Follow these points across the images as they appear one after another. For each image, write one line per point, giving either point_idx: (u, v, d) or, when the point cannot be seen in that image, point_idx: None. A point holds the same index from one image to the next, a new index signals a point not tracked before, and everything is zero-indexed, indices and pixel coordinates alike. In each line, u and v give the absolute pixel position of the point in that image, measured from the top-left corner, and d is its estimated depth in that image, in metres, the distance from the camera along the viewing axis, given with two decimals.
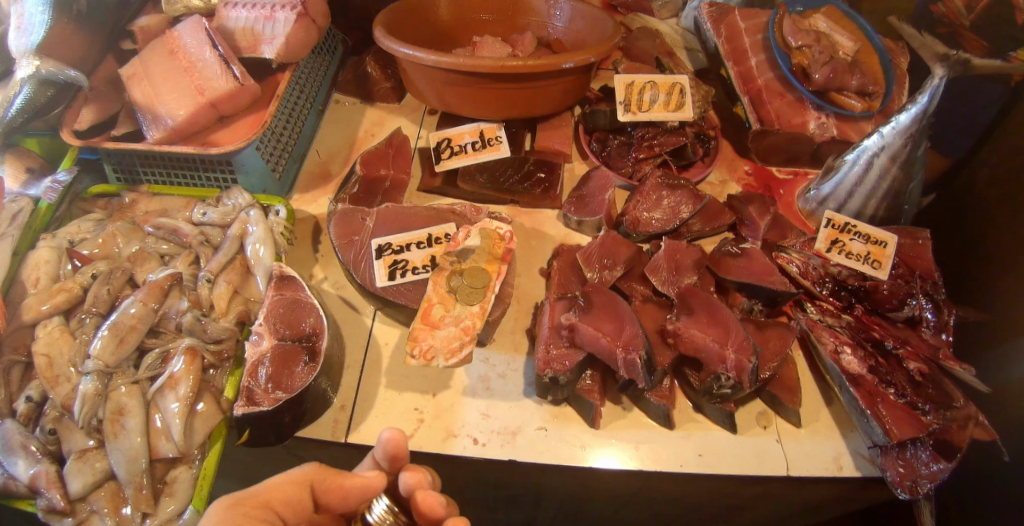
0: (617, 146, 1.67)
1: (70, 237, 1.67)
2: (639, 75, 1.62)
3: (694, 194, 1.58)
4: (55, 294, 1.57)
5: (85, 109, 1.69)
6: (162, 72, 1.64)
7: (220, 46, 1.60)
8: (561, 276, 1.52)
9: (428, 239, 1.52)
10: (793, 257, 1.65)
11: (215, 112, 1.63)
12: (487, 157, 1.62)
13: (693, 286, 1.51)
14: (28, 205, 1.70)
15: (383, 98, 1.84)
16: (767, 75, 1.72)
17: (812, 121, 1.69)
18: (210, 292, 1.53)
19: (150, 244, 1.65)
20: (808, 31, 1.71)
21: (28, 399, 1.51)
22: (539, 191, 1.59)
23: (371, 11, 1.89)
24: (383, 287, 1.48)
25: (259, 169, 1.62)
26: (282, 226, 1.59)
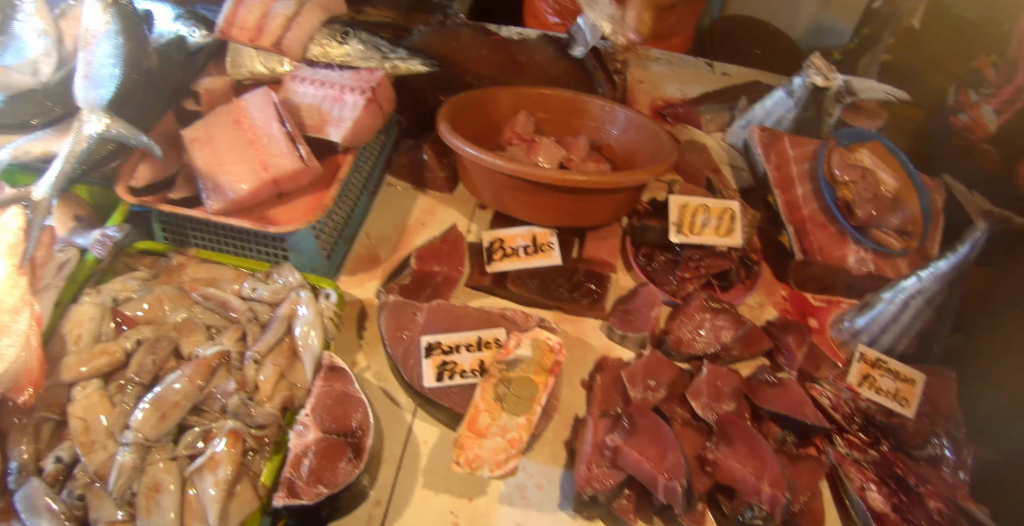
0: (663, 262, 1.71)
1: (115, 294, 1.64)
2: (693, 197, 1.66)
3: (736, 318, 1.63)
4: (97, 356, 1.53)
5: (142, 166, 1.63)
6: (226, 142, 1.57)
7: (288, 123, 1.55)
8: (604, 393, 1.55)
9: (478, 343, 1.53)
10: (826, 389, 1.71)
11: (275, 189, 1.57)
12: (539, 264, 1.62)
13: (731, 415, 1.56)
14: (76, 256, 1.67)
15: (435, 185, 1.85)
16: (813, 205, 1.77)
17: (851, 255, 1.74)
18: (256, 375, 1.51)
19: (197, 314, 1.63)
20: (855, 166, 1.78)
21: (58, 459, 1.49)
22: (586, 302, 1.60)
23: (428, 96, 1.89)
24: (430, 388, 1.49)
25: (310, 250, 1.61)
26: (332, 311, 1.58)
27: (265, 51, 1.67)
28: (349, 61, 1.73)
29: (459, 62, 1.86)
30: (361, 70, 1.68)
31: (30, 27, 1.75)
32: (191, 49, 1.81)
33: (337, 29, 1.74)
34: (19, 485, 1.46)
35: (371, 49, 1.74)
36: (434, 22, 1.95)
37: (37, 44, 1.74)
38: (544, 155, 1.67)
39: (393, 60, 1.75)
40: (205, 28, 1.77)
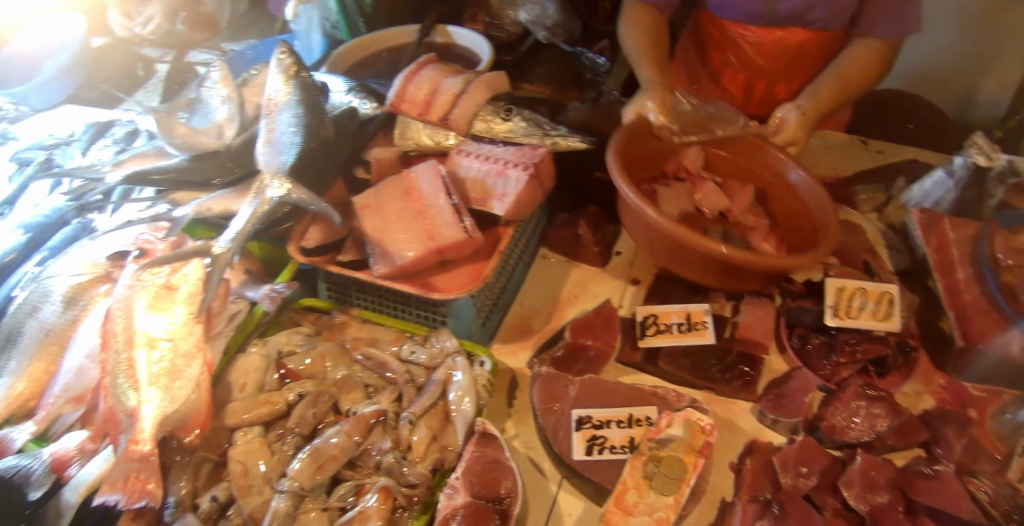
0: (817, 346, 1.66)
1: (280, 347, 1.74)
2: (850, 280, 1.63)
3: (892, 407, 1.56)
4: (261, 405, 1.64)
5: (312, 228, 1.71)
6: (394, 210, 1.66)
7: (455, 196, 1.63)
8: (754, 478, 1.52)
9: (629, 419, 1.53)
10: (985, 484, 1.58)
11: (439, 257, 1.62)
12: (691, 341, 1.59)
13: (885, 507, 1.48)
14: (246, 307, 1.79)
15: (589, 260, 1.86)
16: (974, 291, 1.69)
17: (1018, 344, 1.60)
18: (410, 435, 1.57)
19: (356, 372, 1.70)
20: (1021, 250, 1.68)
21: (214, 499, 1.55)
22: (739, 384, 1.57)
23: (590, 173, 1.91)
24: (579, 461, 1.51)
25: (469, 318, 1.66)
26: (485, 378, 1.61)
27: (433, 124, 1.78)
28: (513, 138, 1.77)
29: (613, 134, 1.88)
30: (524, 148, 1.73)
31: (217, 94, 1.95)
32: (362, 120, 1.88)
33: (500, 106, 1.81)
34: (174, 519, 1.53)
35: (533, 127, 1.78)
36: (588, 99, 2.03)
37: (222, 109, 1.93)
38: (709, 201, 1.77)
39: (555, 137, 1.76)
40: (375, 99, 1.87)
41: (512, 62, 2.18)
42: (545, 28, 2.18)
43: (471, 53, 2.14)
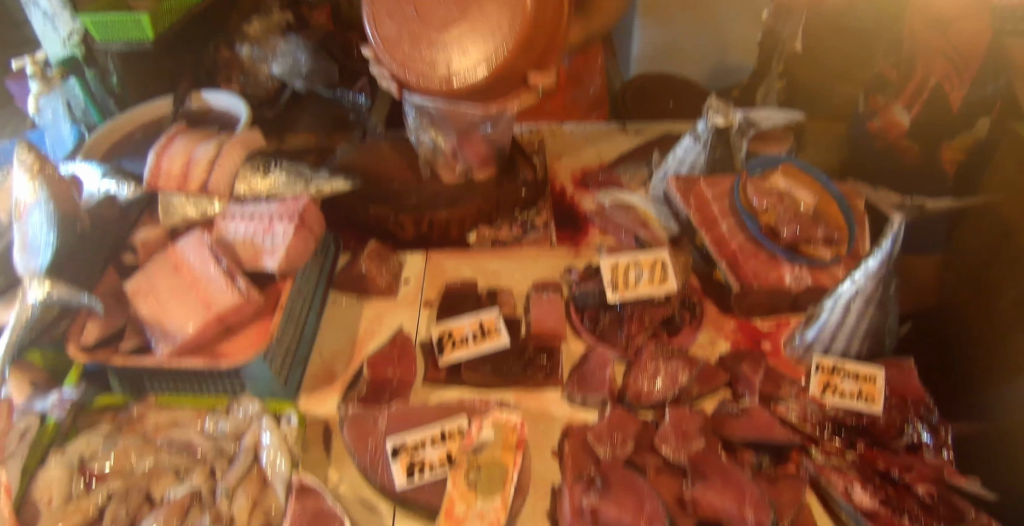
0: (609, 322, 1.73)
1: (80, 453, 1.67)
2: (623, 256, 1.72)
3: (689, 361, 1.66)
4: (71, 516, 1.52)
5: (90, 325, 1.72)
6: (168, 288, 1.67)
7: (224, 260, 1.65)
8: (575, 459, 1.55)
9: (442, 435, 1.55)
10: (791, 406, 1.72)
11: (221, 325, 1.64)
12: (488, 348, 1.66)
13: (702, 451, 1.59)
14: (36, 422, 1.71)
15: (379, 293, 1.88)
16: (739, 238, 1.82)
17: (787, 274, 1.77)
18: (230, 507, 1.52)
19: (164, 458, 1.64)
20: (771, 193, 1.86)
21: None
22: (542, 376, 1.65)
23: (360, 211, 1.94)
24: (403, 489, 1.51)
25: (267, 379, 1.64)
26: (295, 434, 1.60)
27: (194, 195, 1.80)
28: (276, 191, 1.85)
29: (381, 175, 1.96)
30: (289, 200, 1.81)
31: None
32: (123, 205, 1.93)
33: (258, 162, 1.89)
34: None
35: (294, 178, 1.88)
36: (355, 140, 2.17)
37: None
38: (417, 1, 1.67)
39: (319, 184, 1.87)
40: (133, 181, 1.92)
41: (276, 115, 2.47)
42: (300, 78, 2.47)
43: (229, 115, 2.25)
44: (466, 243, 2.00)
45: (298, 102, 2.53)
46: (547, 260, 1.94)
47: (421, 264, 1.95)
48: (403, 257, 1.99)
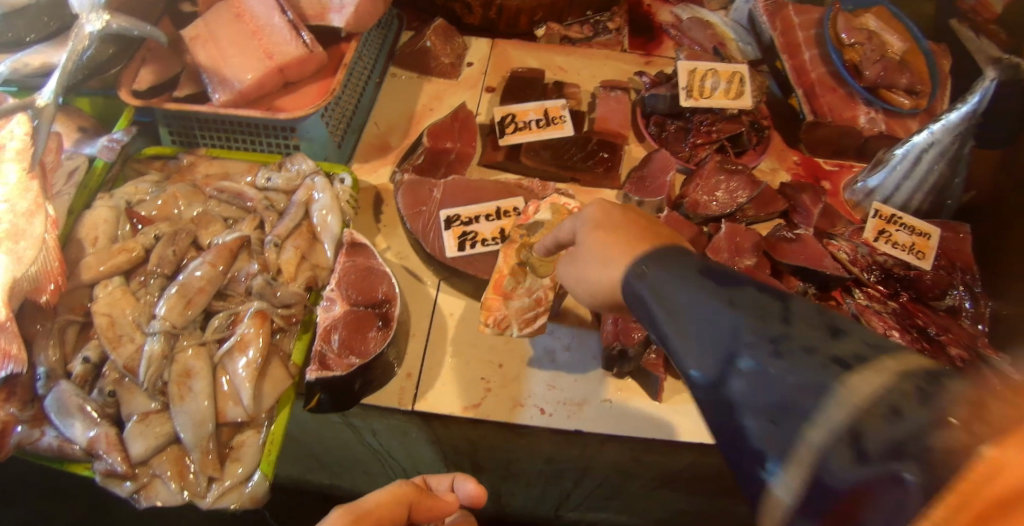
0: (675, 130, 1.75)
1: (128, 198, 1.69)
2: (701, 63, 1.70)
3: (751, 180, 1.63)
4: (116, 255, 1.59)
5: (144, 70, 1.71)
6: (228, 36, 1.65)
7: (289, 12, 1.63)
8: None
9: (497, 212, 1.55)
10: (842, 245, 1.70)
11: (281, 77, 1.64)
12: (550, 135, 1.65)
13: (752, 267, 1.56)
14: (85, 163, 1.74)
15: (440, 74, 1.91)
16: (820, 70, 1.80)
17: (862, 115, 1.76)
18: (278, 257, 1.54)
19: (213, 207, 1.66)
20: (861, 29, 1.82)
21: (86, 361, 1.54)
22: (601, 170, 1.64)
23: None
24: (453, 257, 1.51)
25: (322, 137, 1.67)
26: (348, 194, 1.62)
27: None
28: None
29: None
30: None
31: None
32: None
33: None
34: (48, 390, 1.51)
35: None
36: None
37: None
38: None
39: None
40: None
41: None
42: None
43: None
44: (534, 37, 2.02)
45: None
46: (616, 63, 1.94)
47: (487, 47, 1.95)
48: (468, 40, 1.99)
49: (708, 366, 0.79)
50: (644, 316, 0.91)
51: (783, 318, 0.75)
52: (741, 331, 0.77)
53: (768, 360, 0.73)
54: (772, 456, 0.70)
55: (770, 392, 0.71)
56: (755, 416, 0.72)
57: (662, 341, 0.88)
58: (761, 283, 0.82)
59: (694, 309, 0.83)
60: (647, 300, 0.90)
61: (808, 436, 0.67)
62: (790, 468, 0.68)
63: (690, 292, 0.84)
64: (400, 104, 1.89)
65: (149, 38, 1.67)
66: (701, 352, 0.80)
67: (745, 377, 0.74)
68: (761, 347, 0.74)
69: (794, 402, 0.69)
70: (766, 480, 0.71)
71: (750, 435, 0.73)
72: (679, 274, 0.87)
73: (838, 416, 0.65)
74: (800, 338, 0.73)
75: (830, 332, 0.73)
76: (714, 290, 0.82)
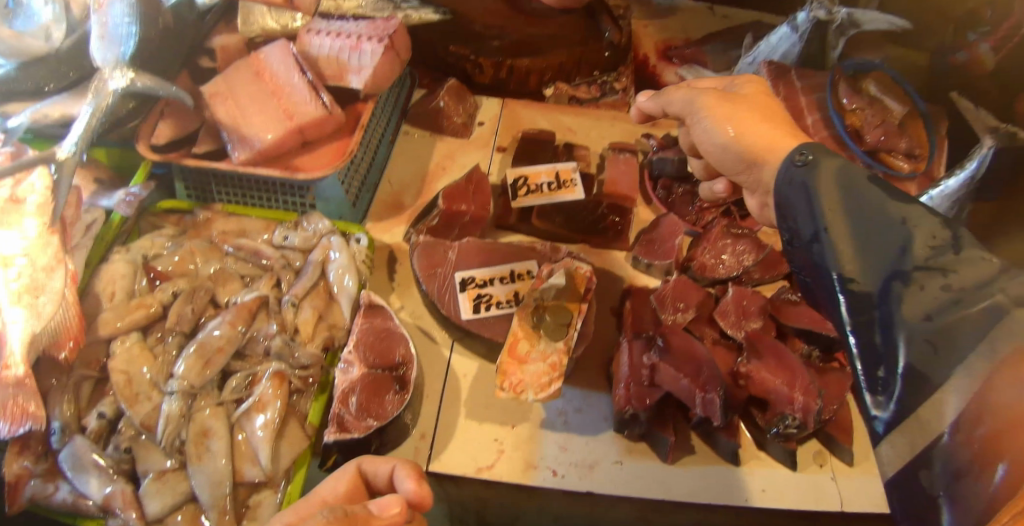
0: (681, 194, 1.81)
1: (144, 251, 1.71)
2: None
3: (756, 243, 1.70)
4: (134, 310, 1.59)
5: (163, 125, 1.74)
6: (248, 94, 1.67)
7: (310, 73, 1.67)
8: (635, 317, 1.61)
9: (511, 275, 1.59)
10: None
11: (301, 137, 1.66)
12: (563, 198, 1.72)
13: (758, 331, 1.61)
14: (102, 216, 1.75)
15: (452, 133, 1.96)
16: (823, 133, 1.86)
17: None
18: (296, 317, 1.58)
19: (229, 264, 1.70)
20: (862, 95, 1.87)
21: (101, 416, 1.51)
22: (612, 233, 1.72)
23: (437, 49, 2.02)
24: (468, 320, 1.54)
25: (338, 197, 1.71)
26: (364, 254, 1.66)
27: (277, 6, 1.77)
28: (362, 12, 1.86)
29: (464, 10, 2.05)
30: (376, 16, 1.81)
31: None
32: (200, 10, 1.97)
33: None
34: (63, 444, 1.48)
35: None
36: None
37: (47, 10, 1.94)
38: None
39: (406, 10, 1.88)
40: None
41: None
42: None
43: None
44: (542, 97, 2.08)
45: None
46: (623, 124, 2.01)
47: (498, 107, 2.01)
48: (480, 99, 2.05)
49: (871, 282, 0.94)
50: (806, 220, 1.06)
51: (955, 249, 0.90)
52: (912, 252, 0.92)
53: (934, 287, 0.88)
54: (915, 363, 0.85)
55: (930, 313, 0.86)
56: (906, 330, 0.87)
57: (819, 246, 1.03)
58: (920, 206, 0.96)
59: (859, 228, 0.98)
60: (812, 193, 1.06)
61: (966, 355, 0.82)
62: (939, 379, 0.83)
63: (868, 203, 0.99)
64: (413, 164, 1.94)
65: (174, 97, 1.71)
66: (866, 268, 0.95)
67: (910, 294, 0.89)
68: (931, 273, 0.89)
69: (955, 318, 0.84)
70: (900, 384, 0.87)
71: (897, 344, 0.88)
72: (858, 196, 1.01)
73: (1001, 334, 0.80)
74: (967, 276, 0.88)
75: (988, 265, 0.88)
76: (892, 211, 0.96)
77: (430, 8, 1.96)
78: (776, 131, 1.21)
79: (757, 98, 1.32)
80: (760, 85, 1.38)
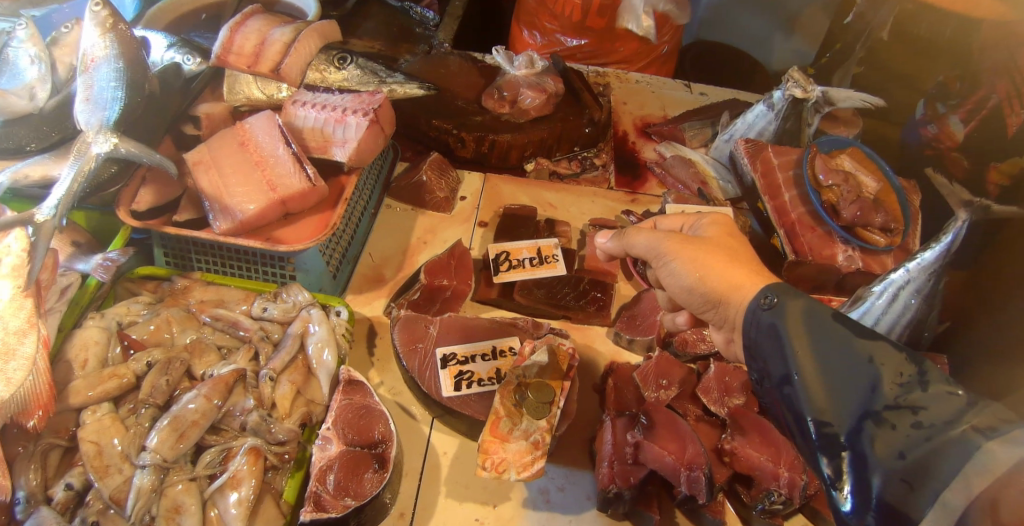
0: None
1: (119, 318, 1.68)
2: (689, 205, 1.82)
3: None
4: (106, 380, 1.55)
5: (144, 191, 1.73)
6: (232, 164, 1.68)
7: (294, 145, 1.68)
8: (617, 394, 1.63)
9: (493, 352, 1.60)
10: None
11: (283, 209, 1.67)
12: (544, 273, 1.76)
13: (741, 407, 1.62)
14: (78, 280, 1.71)
15: (435, 207, 1.97)
16: (800, 209, 1.91)
17: (840, 253, 1.84)
18: (273, 392, 1.56)
19: (207, 335, 1.70)
20: (837, 171, 1.91)
21: (68, 487, 1.44)
22: (593, 308, 1.74)
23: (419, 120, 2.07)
24: (449, 397, 1.54)
25: (318, 269, 1.71)
26: (344, 327, 1.66)
27: (263, 77, 1.84)
28: (347, 85, 1.96)
29: (450, 87, 2.13)
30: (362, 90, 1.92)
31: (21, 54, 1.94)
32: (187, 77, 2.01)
33: (333, 55, 1.99)
34: (26, 515, 1.40)
35: (368, 74, 2.00)
36: (418, 51, 2.30)
37: (32, 69, 1.93)
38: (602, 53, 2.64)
39: (391, 84, 2.01)
40: (199, 56, 2.00)
41: (340, 17, 2.36)
42: None
43: (296, 12, 2.21)
44: (523, 170, 2.13)
45: (362, 9, 2.43)
46: (604, 200, 2.05)
47: (480, 182, 2.04)
48: (461, 173, 2.08)
49: (844, 424, 1.01)
50: (776, 359, 1.12)
51: (923, 386, 0.99)
52: (882, 392, 1.00)
53: (905, 426, 0.96)
54: (894, 502, 0.93)
55: (902, 452, 0.94)
56: (883, 472, 0.95)
57: (790, 387, 1.10)
58: (883, 342, 1.05)
59: (828, 368, 1.06)
60: (780, 334, 1.12)
61: (941, 492, 0.90)
62: (918, 516, 0.91)
63: (831, 336, 1.08)
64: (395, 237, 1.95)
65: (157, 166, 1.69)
66: (839, 411, 1.02)
67: (882, 434, 0.97)
68: (902, 412, 0.98)
69: (927, 457, 0.93)
70: (880, 520, 0.94)
71: (875, 486, 0.95)
72: (824, 333, 1.09)
73: (974, 469, 0.88)
74: (938, 413, 0.96)
75: (954, 401, 0.96)
76: (858, 349, 1.05)
77: (415, 83, 2.08)
78: (738, 272, 1.30)
79: (720, 240, 1.40)
80: (724, 225, 1.46)
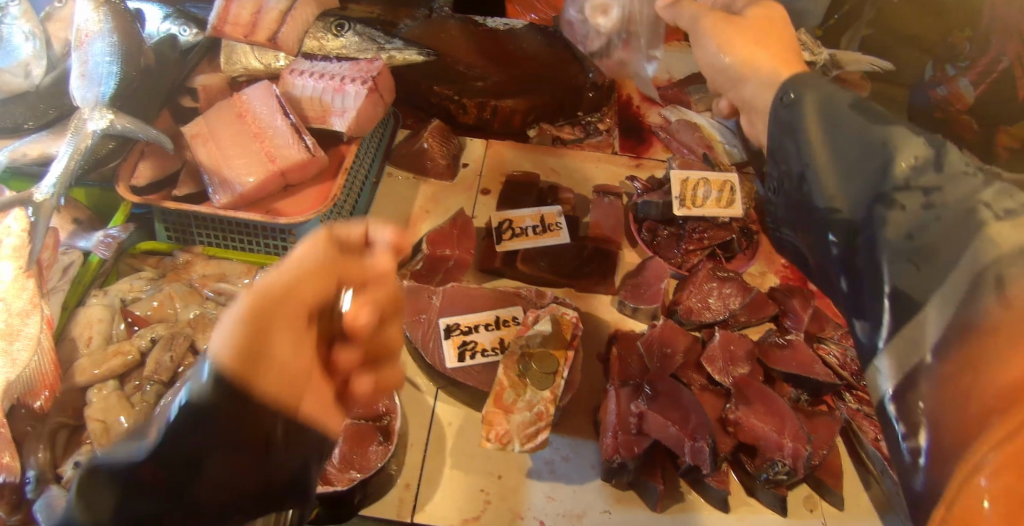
0: (667, 236, 1.85)
1: (122, 295, 1.68)
2: (693, 172, 1.78)
3: (743, 286, 1.74)
4: (111, 357, 1.55)
5: (142, 165, 1.72)
6: (230, 135, 1.66)
7: (292, 115, 1.66)
8: (621, 363, 1.61)
9: (496, 321, 1.58)
10: (831, 349, 1.77)
11: (282, 181, 1.65)
12: (547, 242, 1.75)
13: (746, 376, 1.61)
14: (79, 257, 1.68)
15: (437, 174, 1.95)
16: None
17: None
18: None
19: (209, 309, 1.68)
20: None
21: (76, 466, 1.41)
22: (597, 277, 1.73)
23: (420, 86, 2.03)
24: (453, 368, 1.53)
25: None
26: None
27: (259, 46, 1.82)
28: (345, 52, 1.92)
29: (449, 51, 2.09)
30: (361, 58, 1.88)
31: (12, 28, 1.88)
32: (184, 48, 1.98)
33: (330, 22, 1.94)
34: (38, 494, 1.36)
35: (367, 41, 1.95)
36: (419, 16, 2.19)
37: (27, 45, 1.88)
38: None
39: (390, 50, 1.96)
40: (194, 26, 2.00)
41: None
42: None
43: None
44: (526, 137, 2.11)
45: None
46: (608, 165, 2.04)
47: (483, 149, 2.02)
48: (464, 139, 2.05)
49: (855, 207, 0.87)
50: (793, 157, 0.97)
51: (940, 166, 0.81)
52: (893, 172, 0.84)
53: (916, 204, 0.81)
54: (906, 291, 0.79)
55: (911, 232, 0.80)
56: (888, 253, 0.81)
57: (806, 184, 0.95)
58: (906, 125, 0.87)
59: (839, 141, 0.91)
60: (795, 127, 0.97)
61: (950, 271, 0.76)
62: (925, 300, 0.77)
63: (847, 128, 0.91)
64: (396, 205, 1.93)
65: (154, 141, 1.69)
66: (848, 199, 0.88)
67: (891, 216, 0.82)
68: (913, 192, 0.82)
69: (938, 238, 0.78)
70: (891, 312, 0.81)
71: (883, 275, 0.82)
72: (845, 122, 0.91)
73: (983, 250, 0.74)
74: (955, 193, 0.80)
75: (972, 181, 0.79)
76: (881, 132, 0.87)
77: (414, 49, 2.02)
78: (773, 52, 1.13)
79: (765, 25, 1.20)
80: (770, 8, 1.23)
